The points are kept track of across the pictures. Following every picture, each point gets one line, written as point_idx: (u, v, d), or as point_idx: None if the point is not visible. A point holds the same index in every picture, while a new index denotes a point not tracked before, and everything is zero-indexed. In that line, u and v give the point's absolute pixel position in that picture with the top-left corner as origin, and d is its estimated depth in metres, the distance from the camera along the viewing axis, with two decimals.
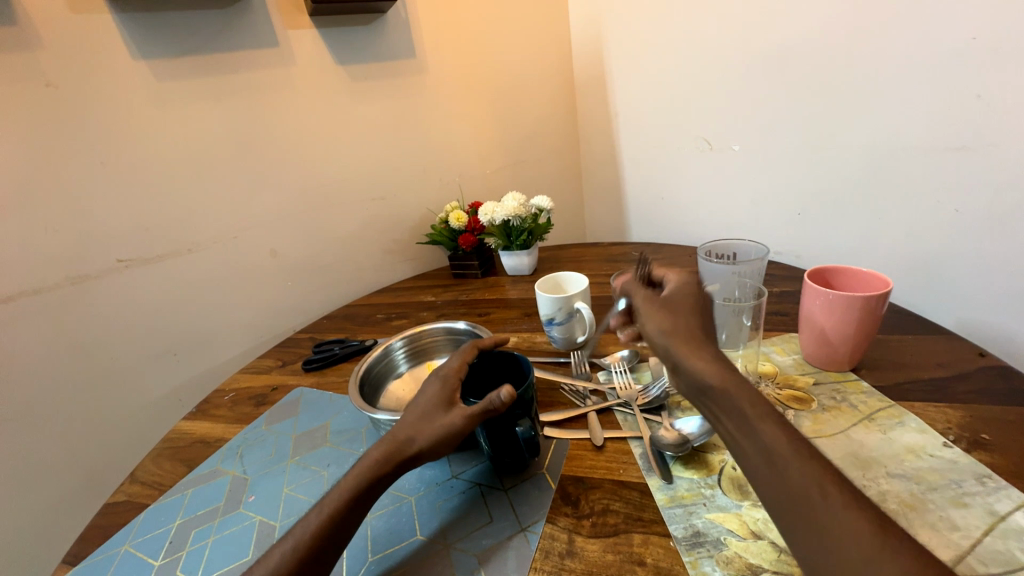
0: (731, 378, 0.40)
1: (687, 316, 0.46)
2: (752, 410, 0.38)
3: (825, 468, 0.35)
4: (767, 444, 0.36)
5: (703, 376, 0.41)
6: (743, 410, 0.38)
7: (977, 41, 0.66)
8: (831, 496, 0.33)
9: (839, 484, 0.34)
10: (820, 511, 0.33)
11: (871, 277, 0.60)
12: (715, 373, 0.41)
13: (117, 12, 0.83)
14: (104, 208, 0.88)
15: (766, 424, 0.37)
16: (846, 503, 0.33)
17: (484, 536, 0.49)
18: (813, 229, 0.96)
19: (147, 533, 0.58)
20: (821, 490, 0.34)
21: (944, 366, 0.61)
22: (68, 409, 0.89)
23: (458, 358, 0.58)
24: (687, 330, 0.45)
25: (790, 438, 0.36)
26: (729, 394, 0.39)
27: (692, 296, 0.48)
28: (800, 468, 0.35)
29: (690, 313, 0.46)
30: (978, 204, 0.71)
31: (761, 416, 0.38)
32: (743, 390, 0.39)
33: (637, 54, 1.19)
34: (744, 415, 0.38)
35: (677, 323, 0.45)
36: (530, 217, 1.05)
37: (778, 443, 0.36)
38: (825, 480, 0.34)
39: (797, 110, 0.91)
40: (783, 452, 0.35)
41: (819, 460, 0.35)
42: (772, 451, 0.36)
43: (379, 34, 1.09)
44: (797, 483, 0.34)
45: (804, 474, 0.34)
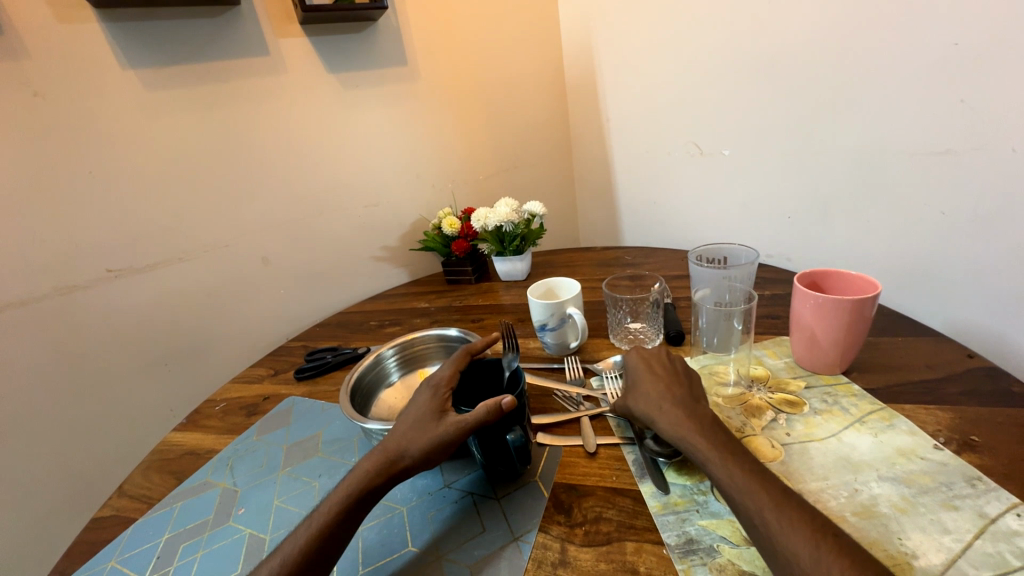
0: (689, 427, 0.47)
1: (649, 379, 0.54)
2: (707, 455, 0.44)
3: (765, 496, 0.40)
4: (719, 483, 0.43)
5: (669, 431, 0.48)
6: (700, 457, 0.45)
7: (960, 45, 0.67)
8: (771, 521, 0.39)
9: (778, 507, 0.39)
10: (767, 537, 0.38)
11: (860, 280, 0.60)
12: (675, 423, 0.48)
13: (105, 21, 0.83)
14: (92, 217, 0.87)
15: (716, 464, 0.44)
16: (785, 525, 0.38)
17: (477, 547, 0.48)
18: (804, 231, 0.97)
19: (134, 548, 0.57)
20: (761, 517, 0.39)
21: (933, 367, 0.61)
22: (59, 421, 0.88)
23: (450, 366, 0.58)
24: (658, 390, 0.52)
25: (739, 472, 0.42)
26: (690, 441, 0.46)
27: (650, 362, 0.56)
28: (744, 499, 0.41)
29: (654, 377, 0.54)
30: (963, 207, 0.72)
31: (713, 459, 0.44)
32: (699, 438, 0.46)
33: (627, 60, 1.19)
34: (702, 458, 0.45)
35: (644, 388, 0.53)
36: (523, 222, 1.05)
37: (727, 481, 0.42)
38: (766, 506, 0.40)
39: (786, 113, 0.92)
40: (731, 488, 0.42)
41: (760, 488, 0.41)
42: (725, 490, 0.42)
43: (370, 42, 1.09)
44: (746, 515, 0.40)
45: (750, 506, 0.40)
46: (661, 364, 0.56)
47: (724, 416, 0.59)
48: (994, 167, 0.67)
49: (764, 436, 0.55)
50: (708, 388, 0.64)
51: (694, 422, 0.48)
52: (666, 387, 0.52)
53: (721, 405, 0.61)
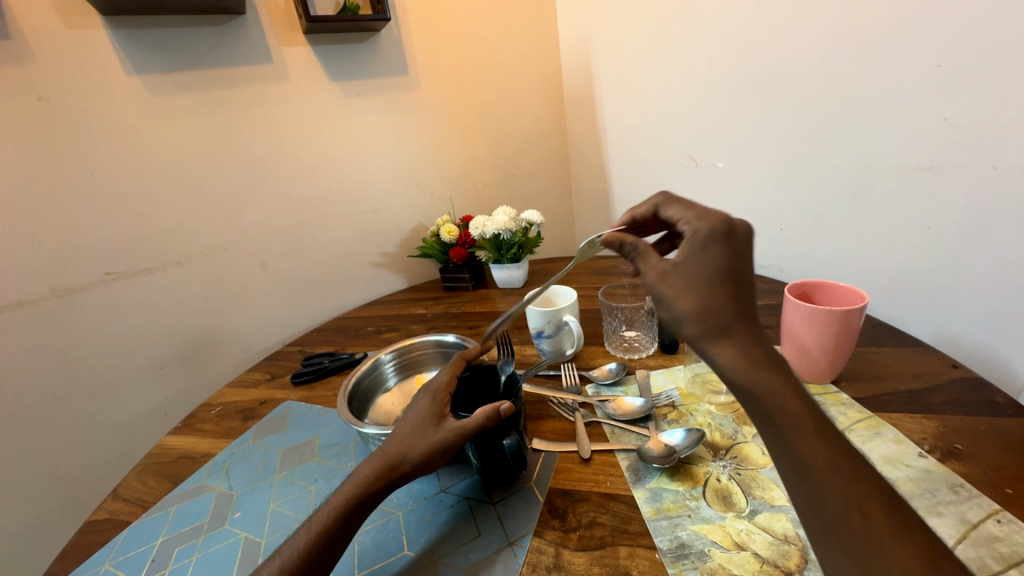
0: (767, 369, 0.37)
1: (726, 285, 0.40)
2: (799, 425, 0.36)
3: (865, 490, 0.34)
4: (810, 465, 0.35)
5: (730, 370, 0.38)
6: (786, 424, 0.36)
7: (941, 67, 0.70)
8: (870, 524, 0.33)
9: (882, 508, 0.34)
10: (865, 539, 0.33)
11: (848, 291, 0.62)
12: (744, 375, 0.37)
13: (111, 28, 0.84)
14: (92, 220, 0.88)
15: (808, 441, 0.35)
16: (889, 534, 0.33)
17: (472, 551, 0.49)
18: (794, 243, 0.99)
19: (128, 551, 0.57)
20: (862, 515, 0.33)
21: (919, 377, 0.63)
22: (54, 423, 0.88)
23: (447, 372, 0.59)
24: (719, 314, 0.39)
25: (832, 455, 0.35)
26: (769, 400, 0.37)
27: (718, 261, 0.40)
28: (840, 494, 0.34)
29: (709, 291, 0.40)
30: (948, 221, 0.74)
31: (804, 433, 0.36)
32: (789, 400, 0.36)
33: (623, 72, 1.22)
34: (788, 426, 0.36)
35: (701, 300, 0.39)
36: (521, 231, 1.07)
37: (822, 463, 0.35)
38: (869, 502, 0.34)
39: (776, 127, 0.94)
40: (823, 474, 0.34)
41: (862, 486, 0.34)
42: (815, 472, 0.35)
43: (372, 53, 1.11)
44: (839, 507, 0.34)
45: (842, 499, 0.34)
46: (729, 279, 0.40)
47: (716, 424, 0.60)
48: (977, 183, 0.70)
49: (754, 444, 0.56)
50: (701, 396, 0.65)
51: (773, 369, 0.38)
52: (721, 306, 0.39)
53: (714, 413, 0.62)
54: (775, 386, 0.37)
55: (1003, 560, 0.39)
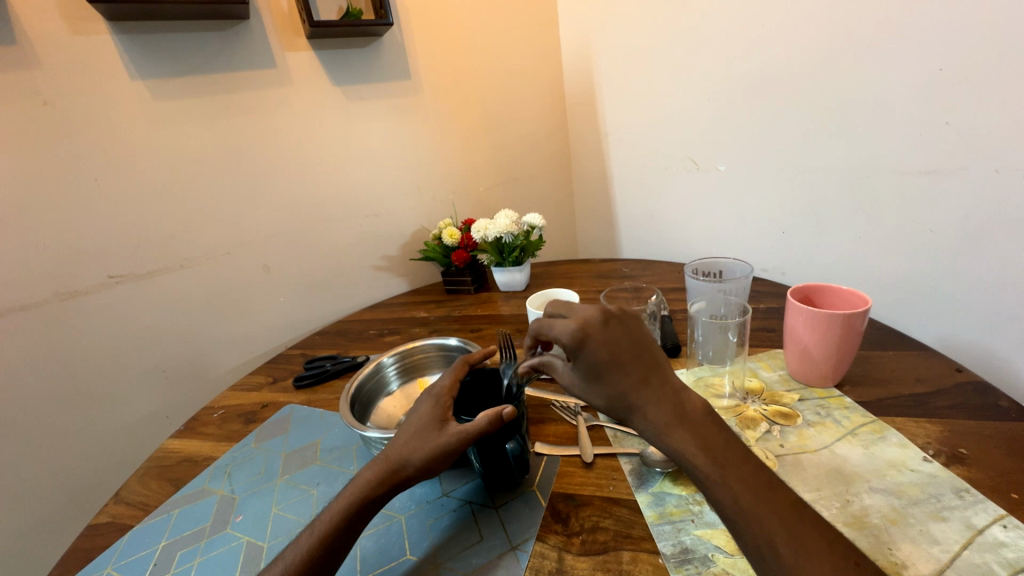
0: (676, 425, 0.42)
1: (617, 372, 0.43)
2: (710, 474, 0.40)
3: (776, 526, 0.37)
4: (726, 507, 0.39)
5: (649, 433, 0.42)
6: (699, 474, 0.40)
7: (944, 71, 0.70)
8: (784, 556, 0.36)
9: (794, 542, 0.36)
10: (783, 575, 0.36)
11: (851, 295, 0.62)
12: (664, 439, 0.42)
13: (117, 34, 0.84)
14: (95, 223, 0.88)
15: (720, 488, 0.39)
16: (801, 561, 0.35)
17: (475, 555, 0.49)
18: (797, 245, 0.99)
19: (131, 555, 0.57)
20: (775, 553, 0.36)
21: (923, 381, 0.63)
22: (57, 427, 0.88)
23: (450, 376, 0.59)
24: (625, 395, 0.43)
25: (744, 496, 0.38)
26: (685, 456, 0.41)
27: (598, 358, 0.42)
28: (754, 530, 0.37)
29: (608, 382, 0.43)
30: (951, 224, 0.74)
31: (715, 480, 0.39)
32: (695, 452, 0.41)
33: (625, 76, 1.23)
34: (702, 476, 0.40)
35: (605, 393, 0.44)
36: (523, 234, 1.07)
37: (735, 506, 0.38)
38: (779, 539, 0.36)
39: (778, 130, 0.94)
40: (736, 514, 0.38)
41: (772, 520, 0.37)
42: (730, 513, 0.39)
43: (374, 57, 1.12)
44: (756, 545, 0.37)
45: (762, 537, 0.37)
46: (619, 361, 0.43)
47: None
48: (979, 187, 0.70)
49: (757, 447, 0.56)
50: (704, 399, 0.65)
51: (683, 423, 0.42)
52: (624, 391, 0.43)
53: None
54: (687, 442, 0.41)
55: (1009, 565, 0.39)
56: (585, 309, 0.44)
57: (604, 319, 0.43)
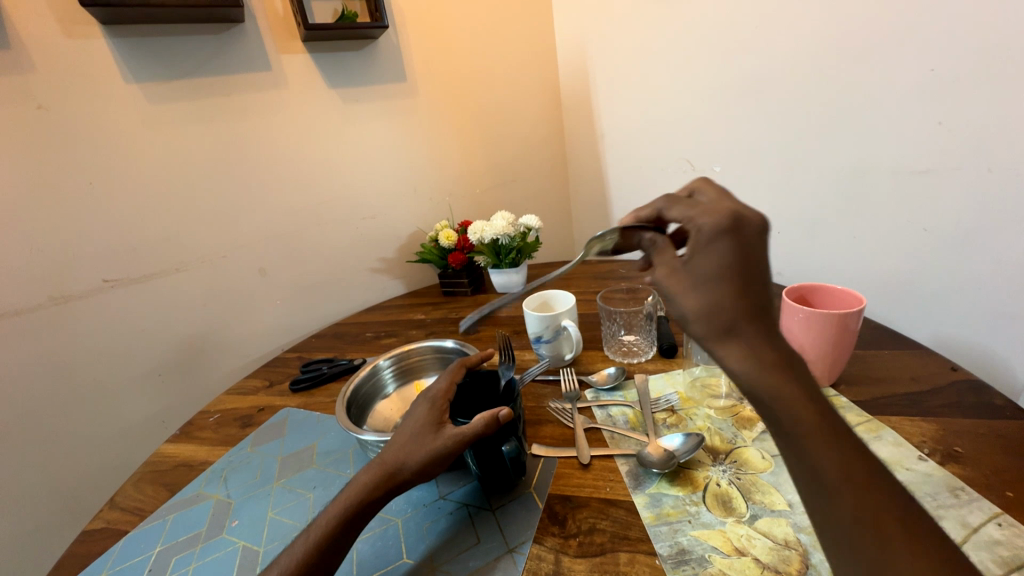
0: (781, 378, 0.33)
1: (733, 286, 0.35)
2: (813, 431, 0.32)
3: (886, 505, 0.31)
4: (821, 473, 0.32)
5: (739, 375, 0.34)
6: (794, 428, 0.33)
7: (935, 72, 0.71)
8: (890, 539, 0.30)
9: (897, 522, 0.31)
10: (881, 556, 0.30)
11: (846, 295, 0.62)
12: (754, 375, 0.34)
13: (111, 38, 0.84)
14: (89, 227, 0.88)
15: (819, 447, 0.32)
16: (908, 548, 0.30)
17: (472, 558, 0.49)
18: (791, 246, 0.99)
19: (125, 561, 0.56)
20: (877, 532, 0.30)
21: (918, 380, 0.63)
22: (52, 433, 0.88)
23: (446, 379, 0.59)
24: (737, 309, 0.35)
25: (850, 462, 0.32)
26: (784, 404, 0.33)
27: (723, 255, 0.36)
28: (857, 504, 0.31)
29: (721, 291, 0.35)
30: (945, 223, 0.75)
31: (816, 438, 0.32)
32: (799, 406, 0.33)
33: (620, 77, 1.23)
34: (799, 432, 0.33)
35: (709, 299, 0.35)
36: (519, 235, 1.07)
37: (837, 476, 0.32)
38: (882, 517, 0.31)
39: (771, 131, 0.95)
40: (835, 483, 0.32)
41: (880, 496, 0.31)
42: (827, 481, 0.32)
43: (370, 60, 1.12)
44: (852, 520, 0.31)
45: (858, 512, 0.31)
46: (756, 273, 0.35)
47: (716, 428, 0.60)
48: (973, 187, 0.71)
49: (754, 448, 0.56)
50: (701, 400, 0.65)
51: (787, 372, 0.34)
52: (738, 306, 0.35)
53: (714, 417, 0.62)
54: (788, 390, 0.33)
55: (1004, 563, 0.39)
56: (739, 203, 0.38)
57: (760, 227, 0.36)
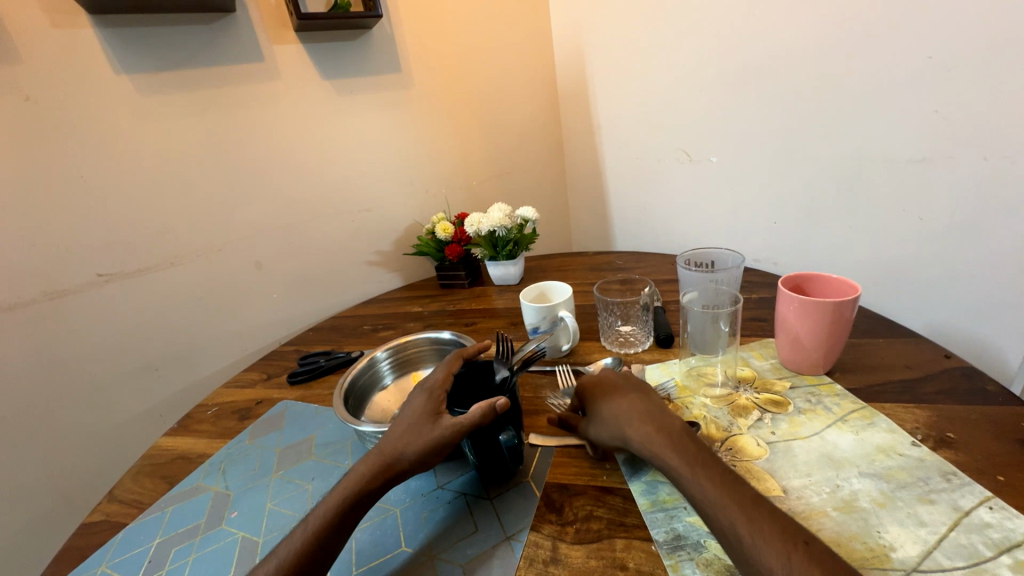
0: (659, 443, 0.48)
1: (613, 399, 0.55)
2: (683, 473, 0.44)
3: (739, 508, 0.40)
4: (698, 498, 0.42)
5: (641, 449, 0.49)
6: (675, 474, 0.45)
7: (932, 58, 0.70)
8: (744, 535, 0.39)
9: (750, 521, 0.39)
10: (747, 554, 0.38)
11: (841, 283, 0.62)
12: (644, 443, 0.49)
13: (99, 28, 0.83)
14: (81, 220, 0.87)
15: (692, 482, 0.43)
16: (759, 539, 0.38)
17: (470, 546, 0.49)
18: (788, 236, 0.99)
19: (124, 552, 0.57)
20: (736, 534, 0.39)
21: (912, 367, 0.63)
22: (51, 427, 0.88)
23: (443, 369, 0.59)
24: (621, 408, 0.53)
25: (713, 486, 0.42)
26: (664, 459, 0.46)
27: (601, 385, 0.58)
28: (719, 515, 0.40)
29: (609, 400, 0.55)
30: (941, 213, 0.75)
31: (686, 476, 0.44)
32: (672, 455, 0.46)
33: (616, 67, 1.22)
34: (677, 474, 0.45)
35: (607, 413, 0.54)
36: (516, 227, 1.07)
37: (705, 497, 0.42)
38: (740, 522, 0.39)
39: (769, 121, 0.94)
40: (707, 506, 0.41)
41: (732, 502, 0.41)
42: (703, 505, 0.42)
43: (363, 50, 1.10)
44: (723, 531, 0.40)
45: (726, 522, 0.40)
46: (623, 388, 0.56)
47: (712, 417, 0.60)
48: (971, 174, 0.71)
49: (750, 435, 0.56)
50: (697, 389, 0.65)
51: (664, 436, 0.48)
52: (624, 408, 0.53)
53: (710, 405, 0.62)
54: (664, 449, 0.47)
55: (994, 546, 0.40)
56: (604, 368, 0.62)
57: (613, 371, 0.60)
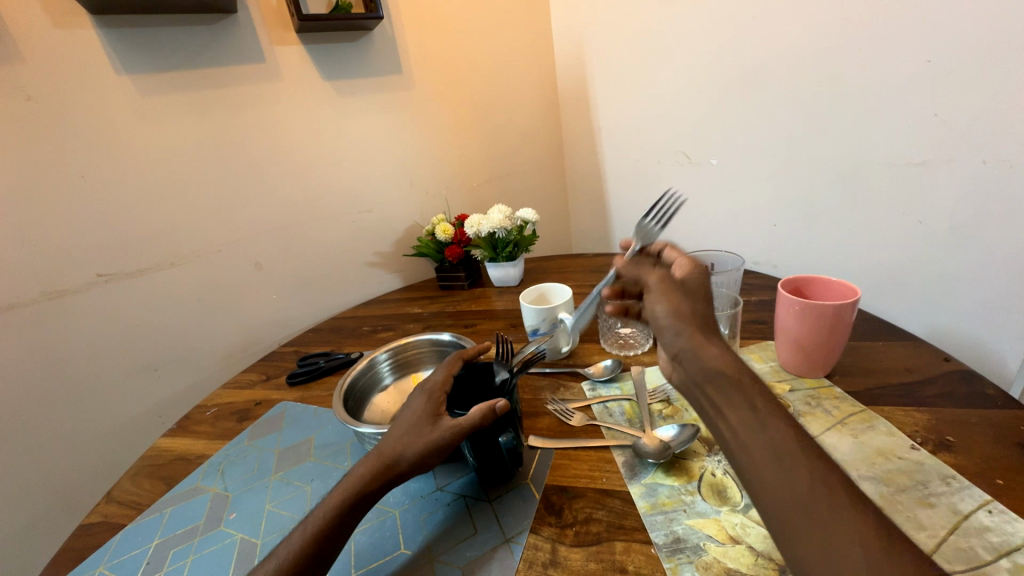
0: (741, 371, 0.39)
1: (704, 309, 0.45)
2: (764, 410, 0.37)
3: (833, 475, 0.34)
4: (777, 443, 0.35)
5: (713, 363, 0.40)
6: (754, 407, 0.37)
7: (931, 63, 0.71)
8: (834, 502, 0.32)
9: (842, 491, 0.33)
10: (824, 519, 0.32)
11: (840, 286, 0.62)
12: (726, 363, 0.40)
13: (101, 29, 0.83)
14: (81, 221, 0.87)
15: (775, 423, 0.36)
16: (851, 511, 0.32)
17: (469, 549, 0.49)
18: (787, 239, 0.99)
19: (122, 554, 0.56)
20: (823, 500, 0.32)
21: (912, 370, 0.63)
22: (49, 427, 0.88)
23: (443, 371, 0.59)
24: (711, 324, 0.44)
25: (803, 439, 0.35)
26: (745, 388, 0.38)
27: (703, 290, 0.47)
28: (806, 472, 0.34)
29: (702, 308, 0.45)
30: (939, 216, 0.75)
31: (768, 416, 0.36)
32: (758, 390, 0.38)
33: (616, 70, 1.22)
34: (759, 408, 0.37)
35: (692, 316, 0.44)
36: (516, 229, 1.07)
37: (789, 447, 0.35)
38: (827, 488, 0.33)
39: (767, 125, 0.95)
40: (788, 454, 0.34)
41: (824, 465, 0.34)
42: (777, 450, 0.35)
43: (364, 51, 1.11)
44: (801, 487, 0.33)
45: (811, 481, 0.33)
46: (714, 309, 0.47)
47: None
48: (971, 178, 0.71)
49: None
50: None
51: (749, 372, 0.40)
52: (709, 324, 0.44)
53: None
54: (748, 379, 0.39)
55: (994, 549, 0.40)
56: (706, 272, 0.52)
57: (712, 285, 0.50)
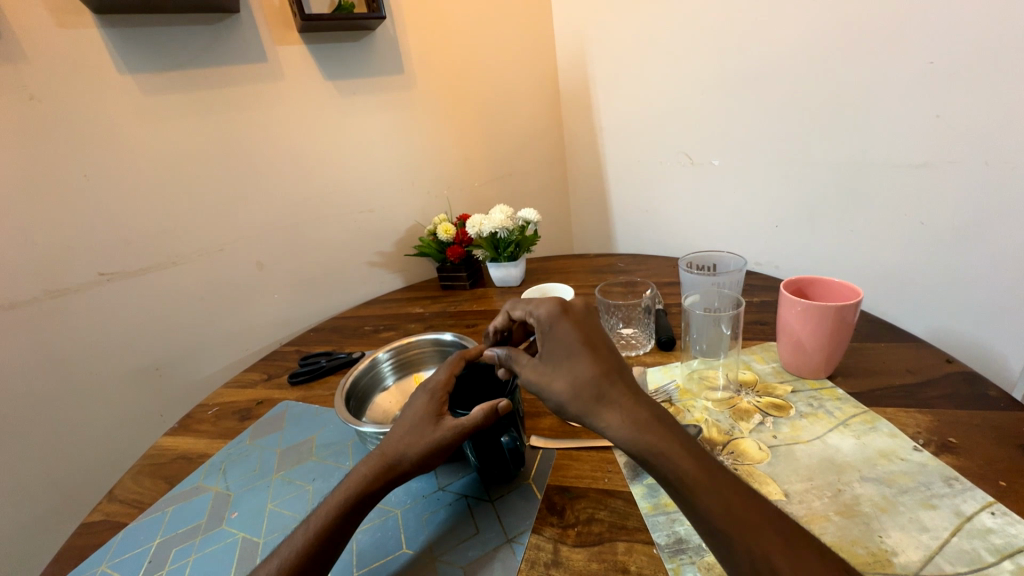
0: (646, 432, 0.41)
1: (585, 356, 0.45)
2: (689, 479, 0.39)
3: (775, 540, 0.36)
4: (712, 518, 0.37)
5: (619, 434, 0.42)
6: (674, 477, 0.39)
7: (934, 65, 0.71)
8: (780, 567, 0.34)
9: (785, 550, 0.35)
10: None
11: (843, 286, 0.62)
12: (627, 433, 0.42)
13: (103, 28, 0.83)
14: (83, 219, 0.87)
15: (704, 495, 0.38)
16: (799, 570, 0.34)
17: (470, 548, 0.49)
18: (790, 239, 0.99)
19: (124, 553, 0.57)
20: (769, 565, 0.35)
21: (914, 372, 0.63)
22: (51, 426, 0.88)
23: (446, 370, 0.58)
24: (597, 374, 0.44)
25: (734, 500, 0.37)
26: (661, 458, 0.40)
27: (571, 336, 0.46)
28: (750, 542, 0.36)
29: (580, 358, 0.45)
30: (942, 218, 0.75)
31: (698, 487, 0.38)
32: (678, 457, 0.40)
33: (618, 70, 1.22)
34: (682, 480, 0.39)
35: (574, 376, 0.45)
36: (517, 228, 1.07)
37: (722, 516, 0.37)
38: (775, 552, 0.35)
39: (769, 126, 0.95)
40: (726, 527, 0.36)
41: (765, 530, 0.36)
42: (713, 523, 0.37)
43: (367, 51, 1.11)
44: (747, 558, 0.35)
45: (756, 549, 0.35)
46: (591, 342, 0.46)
47: (713, 420, 0.60)
48: (974, 179, 0.71)
49: (752, 439, 0.56)
50: (698, 392, 0.65)
51: (659, 431, 0.41)
52: (596, 375, 0.44)
53: (711, 408, 0.62)
54: (665, 444, 0.40)
55: (996, 551, 0.40)
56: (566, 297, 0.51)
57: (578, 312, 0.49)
